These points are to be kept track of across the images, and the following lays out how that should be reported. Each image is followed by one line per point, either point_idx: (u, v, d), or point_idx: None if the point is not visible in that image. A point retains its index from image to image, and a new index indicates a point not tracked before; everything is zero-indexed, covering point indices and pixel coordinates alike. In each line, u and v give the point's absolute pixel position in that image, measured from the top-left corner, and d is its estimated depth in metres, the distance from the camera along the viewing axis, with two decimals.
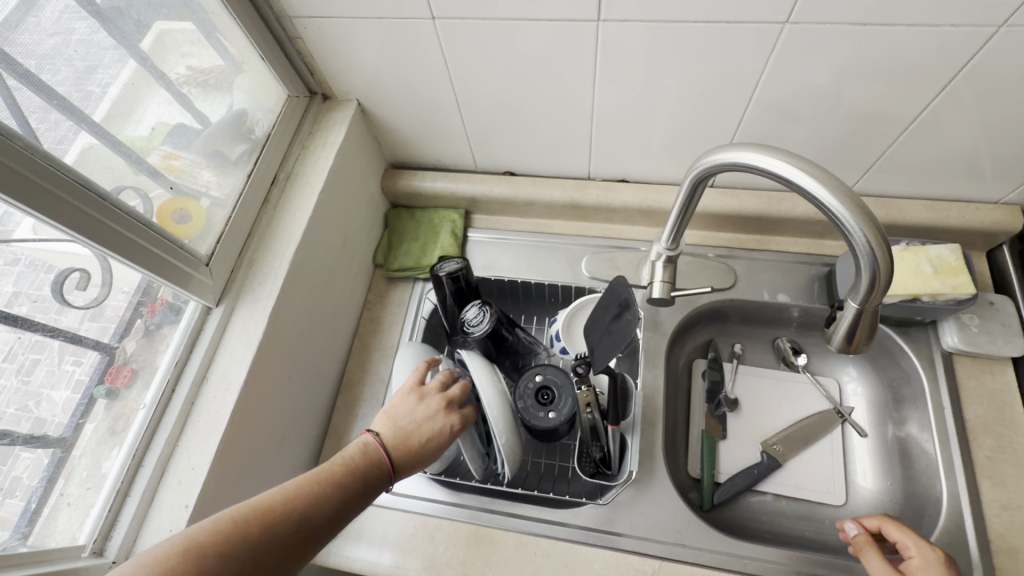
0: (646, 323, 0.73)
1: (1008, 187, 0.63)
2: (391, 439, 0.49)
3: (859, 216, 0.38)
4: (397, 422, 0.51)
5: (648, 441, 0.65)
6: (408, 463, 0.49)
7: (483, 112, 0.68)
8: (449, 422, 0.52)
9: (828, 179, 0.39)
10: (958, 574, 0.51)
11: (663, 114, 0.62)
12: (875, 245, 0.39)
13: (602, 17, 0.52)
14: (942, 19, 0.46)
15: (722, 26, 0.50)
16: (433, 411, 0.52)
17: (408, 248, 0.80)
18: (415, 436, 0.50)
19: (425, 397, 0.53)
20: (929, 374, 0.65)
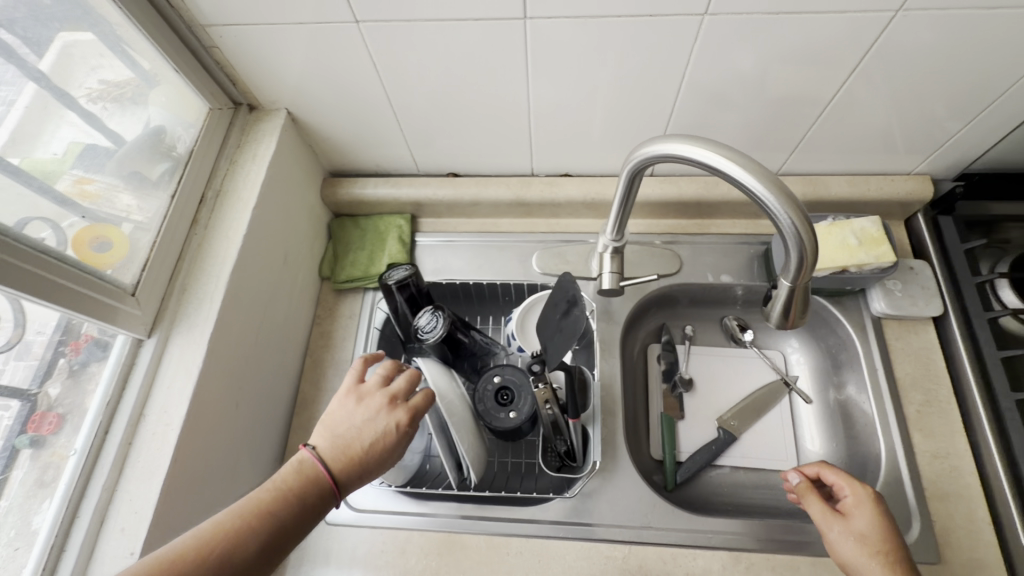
0: (599, 313, 0.74)
1: (918, 159, 0.68)
2: (331, 451, 0.47)
3: (781, 198, 0.40)
4: (337, 433, 0.48)
5: (610, 431, 0.66)
6: (354, 474, 0.47)
7: (419, 114, 0.67)
8: (395, 420, 0.50)
9: (753, 163, 0.41)
10: (887, 509, 0.56)
11: (597, 108, 0.63)
12: (800, 226, 0.40)
13: (528, 15, 0.52)
14: (849, 6, 0.49)
15: (644, 19, 0.51)
16: (375, 413, 0.50)
17: (355, 258, 0.78)
18: (357, 443, 0.48)
19: (366, 399, 0.51)
20: (862, 338, 0.69)
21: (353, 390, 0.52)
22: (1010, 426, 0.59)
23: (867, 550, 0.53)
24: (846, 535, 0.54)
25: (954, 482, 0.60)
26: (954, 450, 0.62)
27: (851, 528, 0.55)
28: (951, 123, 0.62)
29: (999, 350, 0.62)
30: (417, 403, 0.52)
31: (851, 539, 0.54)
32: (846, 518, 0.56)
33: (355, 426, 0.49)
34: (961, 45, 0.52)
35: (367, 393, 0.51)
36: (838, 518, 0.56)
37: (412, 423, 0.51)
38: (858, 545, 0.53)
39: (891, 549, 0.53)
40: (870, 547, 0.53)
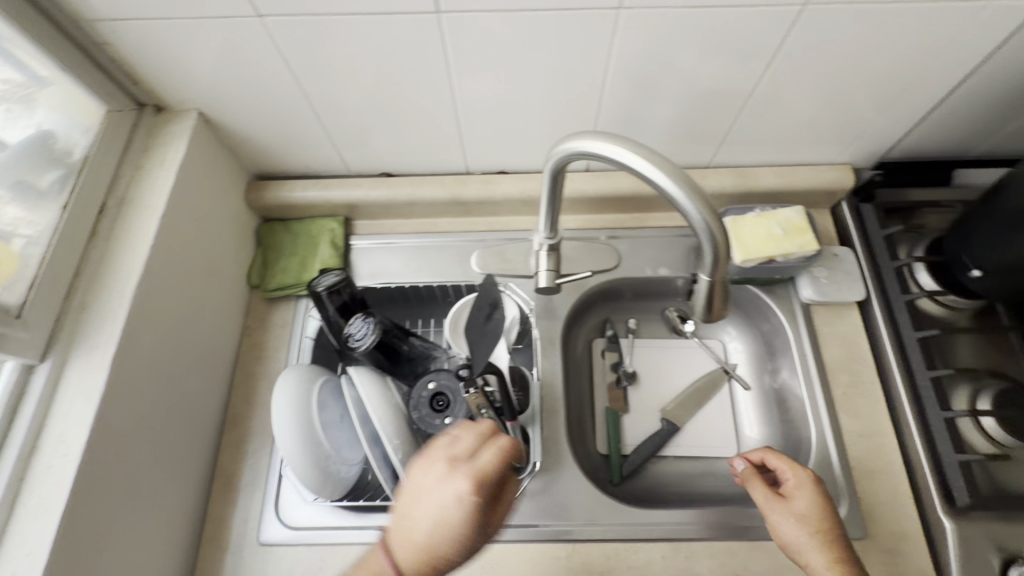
0: (541, 311, 0.73)
1: (839, 149, 0.70)
2: (400, 548, 0.44)
3: (692, 195, 0.40)
4: (403, 525, 0.45)
5: (552, 430, 0.65)
6: (422, 563, 0.44)
7: (343, 113, 0.64)
8: (453, 501, 0.43)
9: (662, 161, 0.40)
10: (826, 493, 0.57)
11: (525, 104, 0.62)
12: (710, 223, 0.41)
13: (441, 9, 0.50)
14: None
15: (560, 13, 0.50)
16: (433, 491, 0.45)
17: (286, 264, 0.74)
18: (418, 526, 0.44)
19: (425, 473, 0.46)
20: (793, 325, 0.71)
21: (423, 458, 0.47)
22: (926, 401, 0.62)
23: (807, 531, 0.55)
24: (786, 517, 0.56)
25: (878, 459, 0.63)
26: (879, 428, 0.64)
27: (792, 511, 0.56)
28: (865, 113, 0.64)
29: (916, 332, 0.65)
30: (483, 469, 0.45)
31: (792, 521, 0.56)
32: (788, 501, 0.57)
33: (420, 514, 0.44)
34: (867, 36, 0.54)
35: (429, 463, 0.46)
36: (780, 501, 0.57)
37: (475, 498, 0.44)
38: (797, 525, 0.55)
39: (829, 528, 0.55)
40: (809, 527, 0.55)
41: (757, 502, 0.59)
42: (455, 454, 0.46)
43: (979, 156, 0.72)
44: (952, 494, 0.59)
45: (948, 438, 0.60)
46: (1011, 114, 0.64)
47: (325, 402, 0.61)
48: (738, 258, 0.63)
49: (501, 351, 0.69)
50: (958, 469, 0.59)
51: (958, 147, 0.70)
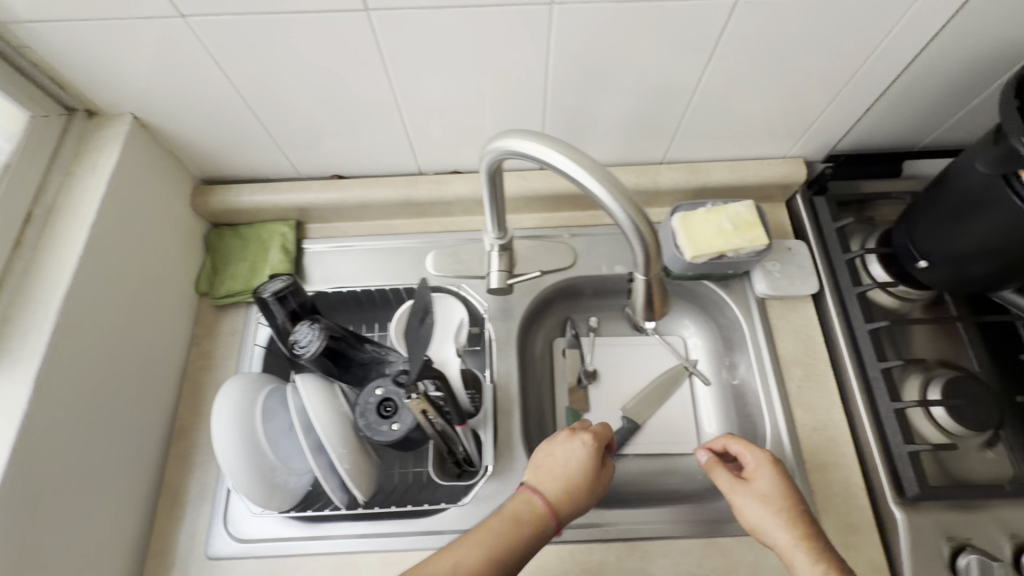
0: (497, 312, 0.72)
1: (789, 143, 0.70)
2: (541, 485, 0.54)
3: (611, 190, 0.39)
4: (541, 471, 0.56)
5: (506, 432, 0.65)
6: (561, 496, 0.54)
7: (283, 114, 0.63)
8: (581, 448, 0.57)
9: (582, 157, 0.39)
10: (784, 471, 0.58)
11: (469, 102, 0.61)
12: (633, 216, 0.40)
13: (369, 7, 0.49)
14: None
15: (491, 10, 0.49)
16: (565, 445, 0.57)
17: (235, 271, 0.73)
18: (557, 470, 0.55)
19: (554, 439, 0.58)
20: (748, 320, 0.71)
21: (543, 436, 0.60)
22: (877, 393, 0.63)
23: (771, 510, 0.55)
24: (751, 498, 0.57)
25: (830, 451, 0.63)
26: (832, 421, 0.65)
27: (756, 492, 0.57)
28: (811, 105, 0.64)
29: (865, 323, 0.65)
30: (597, 431, 0.59)
31: (756, 502, 0.56)
32: (750, 484, 0.58)
33: (555, 460, 0.56)
34: (804, 28, 0.54)
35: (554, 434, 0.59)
36: (744, 484, 0.58)
37: (598, 449, 0.57)
38: (762, 506, 0.56)
39: (794, 505, 0.56)
40: (773, 506, 0.56)
41: (722, 489, 0.59)
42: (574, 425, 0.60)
43: (928, 147, 0.72)
44: (902, 485, 0.59)
45: (897, 430, 0.60)
46: (955, 104, 0.64)
47: (270, 410, 0.60)
48: (689, 256, 0.63)
49: (449, 354, 0.61)
50: (908, 460, 0.59)
51: (907, 138, 0.70)
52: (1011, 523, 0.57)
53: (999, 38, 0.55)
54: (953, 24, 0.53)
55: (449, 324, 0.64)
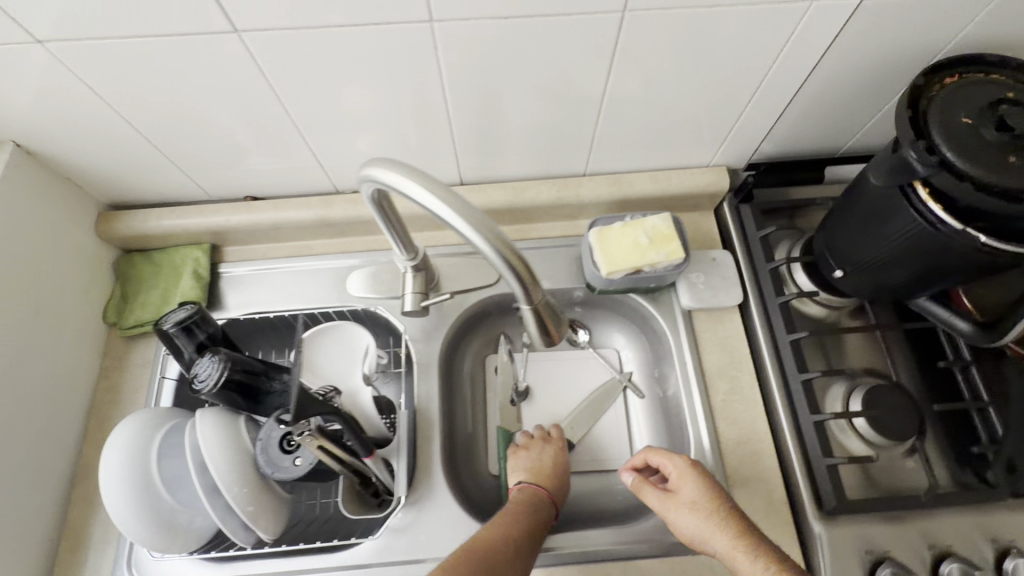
0: (420, 333, 0.70)
1: (710, 151, 0.69)
2: (535, 477, 0.62)
3: (478, 229, 0.37)
4: (530, 466, 0.63)
5: (424, 459, 0.63)
6: (553, 482, 0.62)
7: (178, 137, 0.60)
8: (553, 447, 0.66)
9: (450, 197, 0.37)
10: (705, 471, 0.58)
11: (369, 120, 0.59)
12: (503, 254, 0.38)
13: (237, 28, 0.47)
14: (572, 9, 0.47)
15: (368, 29, 0.47)
16: (542, 447, 0.66)
17: (146, 298, 0.70)
18: (543, 462, 0.64)
19: (528, 445, 0.66)
20: (674, 333, 0.69)
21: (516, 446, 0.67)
22: (799, 406, 0.62)
23: (701, 516, 0.54)
24: (681, 508, 0.56)
25: (754, 466, 0.62)
26: (756, 435, 0.64)
27: (683, 501, 0.56)
28: (726, 115, 0.63)
29: (788, 334, 0.65)
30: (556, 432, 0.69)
31: (687, 510, 0.55)
32: (675, 495, 0.57)
33: (539, 457, 0.64)
34: (699, 40, 0.52)
35: (528, 442, 0.67)
36: (671, 497, 0.57)
37: (565, 449, 0.67)
38: (692, 513, 0.55)
39: (718, 507, 0.54)
40: (702, 512, 0.54)
41: (654, 508, 0.58)
42: (538, 431, 0.69)
43: (848, 153, 0.72)
44: (821, 499, 0.58)
45: (817, 443, 0.60)
46: (865, 111, 0.63)
47: (170, 447, 0.57)
48: (604, 271, 0.62)
49: (359, 384, 0.60)
50: (826, 474, 0.58)
51: (827, 145, 0.69)
52: (928, 533, 0.57)
53: (895, 46, 0.55)
54: (848, 33, 0.52)
55: (354, 350, 0.61)
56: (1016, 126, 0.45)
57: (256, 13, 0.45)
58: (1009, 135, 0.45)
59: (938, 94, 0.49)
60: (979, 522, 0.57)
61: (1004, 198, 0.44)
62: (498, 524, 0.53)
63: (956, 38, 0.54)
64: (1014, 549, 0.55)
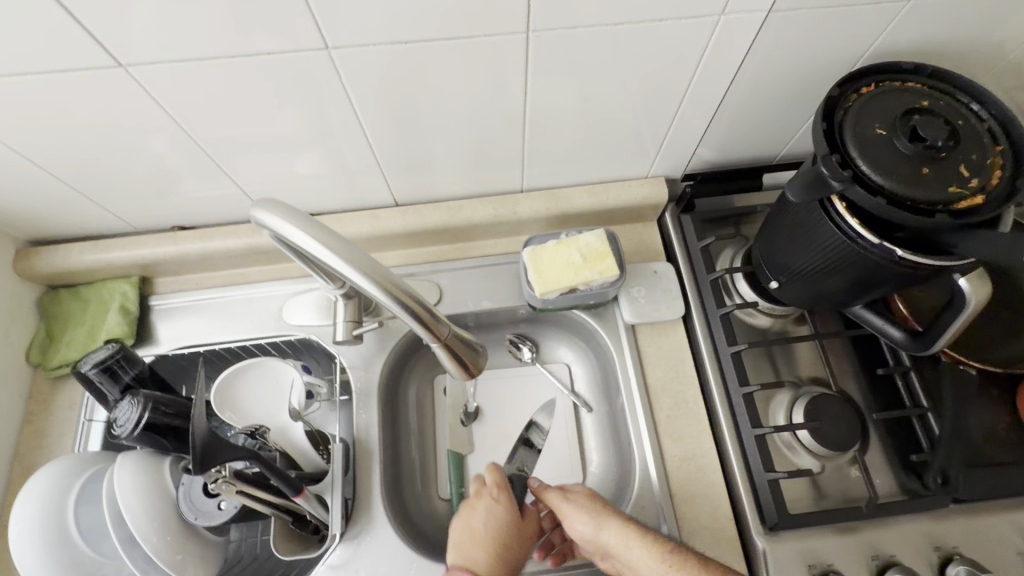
0: (358, 360, 0.68)
1: (646, 163, 0.68)
2: (474, 553, 0.51)
3: (368, 277, 0.39)
4: (468, 540, 0.53)
5: (363, 491, 0.61)
6: (496, 557, 0.52)
7: (88, 171, 0.58)
8: (495, 508, 0.56)
9: (339, 244, 0.38)
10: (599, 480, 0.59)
11: (285, 146, 0.58)
12: (397, 297, 0.40)
13: (123, 62, 0.46)
14: (471, 31, 0.46)
15: (264, 58, 0.47)
16: (481, 508, 0.55)
17: (73, 337, 0.67)
18: (483, 531, 0.53)
19: (468, 508, 0.56)
20: (618, 348, 0.68)
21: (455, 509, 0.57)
22: (740, 419, 0.61)
23: (596, 506, 0.54)
24: (578, 502, 0.55)
25: (699, 482, 0.61)
26: (700, 449, 0.62)
27: (579, 494, 0.56)
28: (654, 128, 0.62)
29: (729, 345, 0.64)
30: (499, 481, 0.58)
31: (583, 503, 0.55)
32: (570, 491, 0.57)
33: (479, 526, 0.54)
34: (610, 57, 0.51)
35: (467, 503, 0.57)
36: (567, 493, 0.57)
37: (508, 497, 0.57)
38: (587, 504, 0.55)
39: (604, 504, 0.55)
40: (598, 502, 0.55)
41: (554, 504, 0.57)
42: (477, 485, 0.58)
43: (786, 158, 0.71)
44: (764, 514, 0.57)
45: (759, 457, 0.59)
46: (796, 117, 0.63)
47: (89, 494, 0.55)
48: (538, 292, 0.60)
49: (288, 420, 0.59)
50: (767, 487, 0.58)
51: (763, 151, 0.68)
52: (873, 542, 0.56)
53: (813, 55, 0.54)
54: (762, 43, 0.52)
55: (281, 385, 0.60)
56: (929, 137, 0.45)
57: (139, 47, 0.45)
58: (921, 145, 0.45)
59: (854, 104, 0.48)
60: (925, 529, 0.56)
61: (917, 211, 0.44)
62: None
63: (872, 44, 0.54)
64: (956, 556, 0.54)
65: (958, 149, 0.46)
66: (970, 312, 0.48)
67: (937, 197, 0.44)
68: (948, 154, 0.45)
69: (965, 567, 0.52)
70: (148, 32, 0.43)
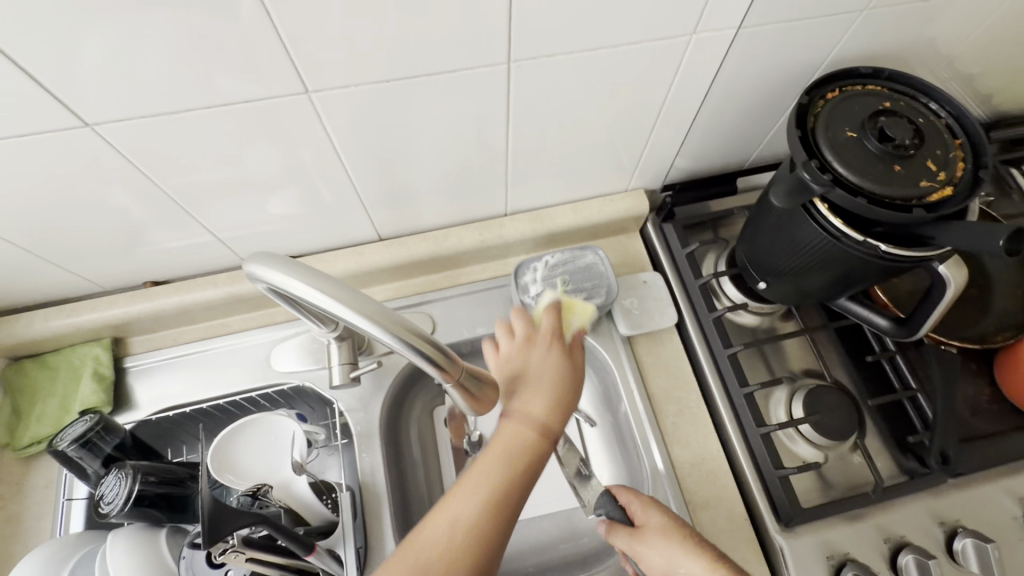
0: (355, 402, 0.66)
1: (625, 177, 0.69)
2: (526, 404, 0.43)
3: (370, 319, 0.37)
4: (519, 389, 0.45)
5: (376, 538, 0.58)
6: (548, 407, 0.43)
7: (50, 235, 0.55)
8: (551, 355, 0.47)
9: (335, 288, 0.36)
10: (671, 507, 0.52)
11: (263, 189, 0.56)
12: (409, 340, 0.38)
13: (89, 120, 0.44)
14: (454, 65, 0.46)
15: (242, 106, 0.46)
16: (533, 349, 0.47)
17: (43, 411, 0.62)
18: (536, 376, 0.45)
19: (512, 351, 0.48)
20: (617, 361, 0.68)
21: (496, 358, 0.49)
22: (745, 419, 0.62)
23: (673, 541, 0.48)
24: (654, 541, 0.48)
25: (712, 487, 0.61)
26: (709, 452, 0.63)
27: (653, 528, 0.49)
28: (633, 143, 0.63)
29: (725, 348, 0.65)
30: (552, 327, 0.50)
31: (658, 542, 0.48)
32: (643, 526, 0.50)
33: (533, 372, 0.46)
34: (590, 81, 0.52)
35: (512, 351, 0.48)
36: (639, 532, 0.50)
37: (553, 334, 0.48)
38: (663, 540, 0.48)
39: (686, 531, 0.49)
40: (673, 534, 0.48)
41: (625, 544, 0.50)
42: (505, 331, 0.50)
43: (756, 162, 0.74)
44: (779, 512, 0.58)
45: (767, 454, 0.60)
46: (766, 121, 0.65)
47: None
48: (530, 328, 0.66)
49: (291, 474, 0.56)
50: (780, 485, 0.59)
51: (735, 157, 0.71)
52: (883, 526, 0.57)
53: (777, 66, 0.57)
54: (732, 58, 0.54)
55: (280, 441, 0.57)
56: (896, 137, 0.48)
57: (107, 105, 0.43)
58: (890, 145, 0.47)
59: (823, 110, 0.51)
60: (927, 508, 0.58)
61: (895, 209, 0.46)
62: (466, 499, 0.38)
63: (828, 55, 0.58)
64: (960, 529, 0.56)
65: (923, 147, 0.49)
66: (949, 297, 0.50)
67: (910, 193, 0.46)
68: (915, 152, 0.48)
69: (971, 538, 0.54)
70: (117, 88, 0.42)
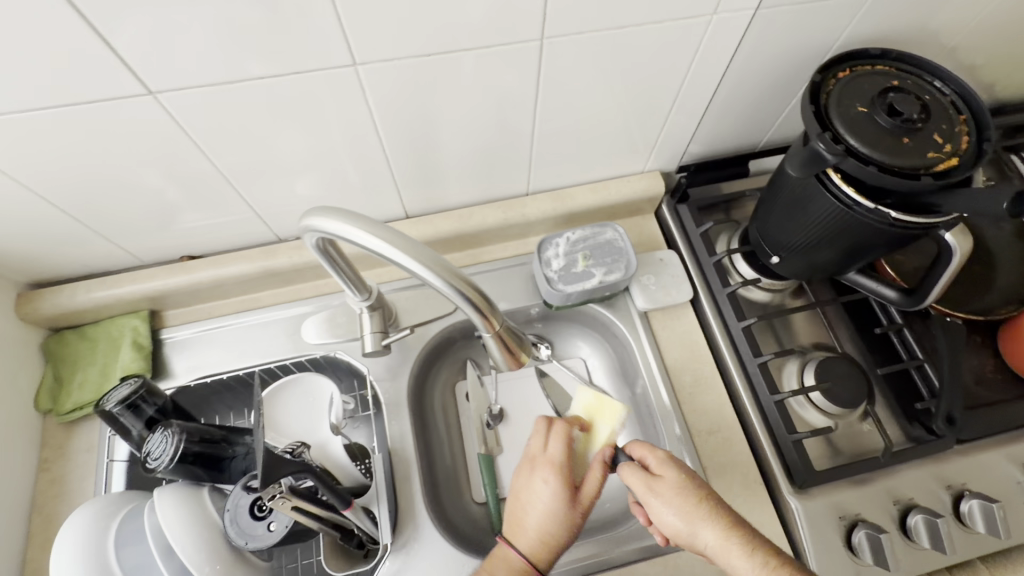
0: (385, 372, 0.68)
1: (642, 158, 0.72)
2: (524, 543, 0.53)
3: (428, 266, 0.40)
4: (519, 521, 0.55)
5: (406, 499, 0.61)
6: (536, 546, 0.53)
7: (101, 205, 0.58)
8: (551, 497, 0.54)
9: (393, 236, 0.39)
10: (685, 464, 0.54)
11: (302, 163, 0.59)
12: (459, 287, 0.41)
13: (152, 89, 0.46)
14: (491, 41, 0.49)
15: (293, 77, 0.48)
16: (529, 479, 0.56)
17: (84, 378, 0.65)
18: (529, 518, 0.54)
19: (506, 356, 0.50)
20: (635, 335, 0.71)
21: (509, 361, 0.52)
22: (759, 388, 0.65)
23: (689, 502, 0.50)
24: (670, 495, 0.51)
25: (729, 453, 0.63)
26: (725, 420, 0.65)
27: (670, 484, 0.52)
28: (651, 124, 0.66)
29: (739, 321, 0.68)
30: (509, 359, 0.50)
31: (671, 496, 0.51)
32: (660, 479, 0.52)
33: (529, 513, 0.55)
34: (616, 58, 0.55)
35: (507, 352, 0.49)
36: (655, 483, 0.52)
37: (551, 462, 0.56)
38: (678, 498, 0.51)
39: (705, 492, 0.51)
40: (691, 500, 0.50)
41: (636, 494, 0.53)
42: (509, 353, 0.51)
43: (766, 146, 0.77)
44: (793, 475, 0.60)
45: (780, 420, 0.63)
46: (777, 104, 0.68)
47: (128, 535, 0.52)
48: (555, 303, 0.69)
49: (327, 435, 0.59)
50: (794, 449, 0.61)
51: (748, 140, 0.74)
52: (893, 489, 0.60)
53: (790, 48, 0.60)
54: (749, 39, 0.57)
55: (315, 403, 0.60)
56: (905, 111, 0.51)
57: (170, 73, 0.46)
58: (899, 119, 0.50)
59: (835, 87, 0.54)
60: (934, 472, 0.61)
61: (905, 176, 0.49)
62: None
63: (838, 38, 0.61)
64: (966, 492, 0.59)
65: (930, 121, 0.52)
66: (956, 264, 0.53)
67: (919, 162, 0.49)
68: (922, 126, 0.51)
69: (978, 499, 0.57)
70: (181, 56, 0.44)
